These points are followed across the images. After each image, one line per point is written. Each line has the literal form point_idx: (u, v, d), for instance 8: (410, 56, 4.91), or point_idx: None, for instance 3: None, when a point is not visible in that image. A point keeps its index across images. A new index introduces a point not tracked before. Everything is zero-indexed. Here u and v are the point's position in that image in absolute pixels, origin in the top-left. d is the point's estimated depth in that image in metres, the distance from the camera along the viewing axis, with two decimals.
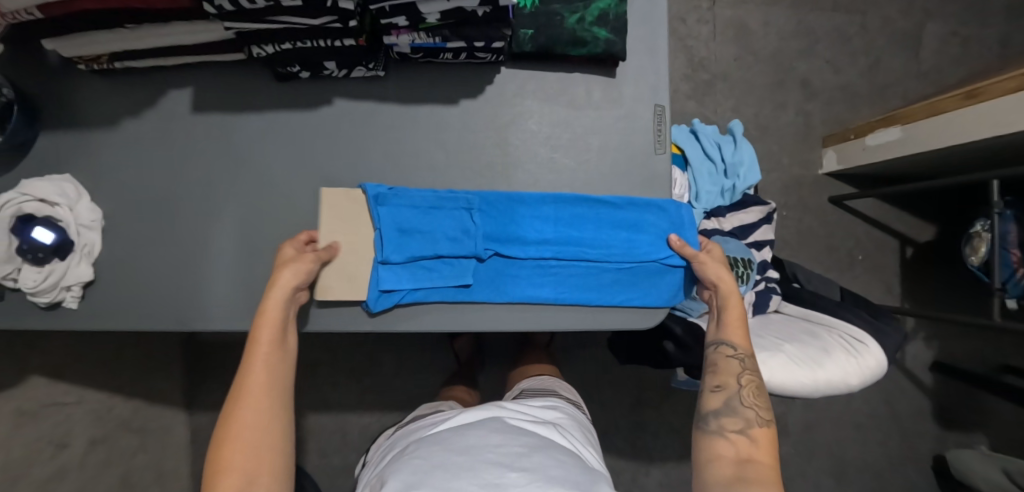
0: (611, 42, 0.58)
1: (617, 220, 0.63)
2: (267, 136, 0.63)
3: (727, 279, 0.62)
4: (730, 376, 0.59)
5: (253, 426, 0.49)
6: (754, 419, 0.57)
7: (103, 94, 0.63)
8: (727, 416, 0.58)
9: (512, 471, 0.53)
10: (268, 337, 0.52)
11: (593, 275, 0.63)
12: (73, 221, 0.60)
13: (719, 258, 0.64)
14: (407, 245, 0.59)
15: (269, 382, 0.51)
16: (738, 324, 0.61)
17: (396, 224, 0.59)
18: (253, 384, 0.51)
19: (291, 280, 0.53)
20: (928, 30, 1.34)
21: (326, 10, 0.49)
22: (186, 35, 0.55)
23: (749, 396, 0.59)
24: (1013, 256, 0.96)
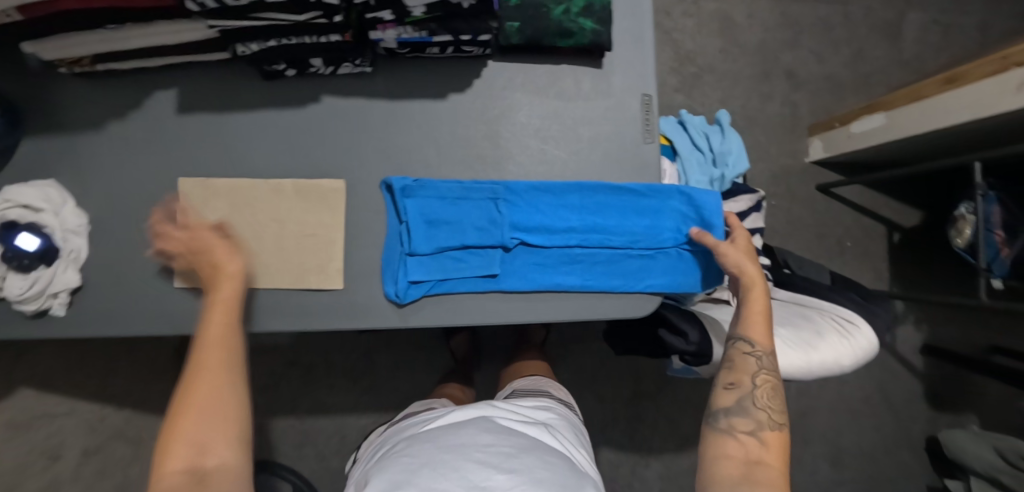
0: (597, 32, 0.59)
1: (641, 207, 0.63)
2: (255, 136, 0.62)
3: (750, 271, 0.61)
4: (746, 374, 0.60)
5: (206, 406, 0.50)
6: (765, 422, 0.57)
7: (85, 97, 0.63)
8: (738, 417, 0.58)
9: (499, 472, 0.53)
10: (223, 319, 0.54)
11: (618, 262, 0.63)
12: (59, 227, 0.60)
13: (742, 247, 0.64)
14: (436, 237, 0.60)
15: (221, 360, 0.53)
16: (756, 318, 0.61)
17: (425, 215, 0.60)
18: (207, 362, 0.52)
19: (236, 268, 0.56)
20: (909, 18, 1.36)
21: (312, 5, 0.48)
22: (169, 35, 0.55)
23: (761, 396, 0.59)
24: (997, 237, 0.99)
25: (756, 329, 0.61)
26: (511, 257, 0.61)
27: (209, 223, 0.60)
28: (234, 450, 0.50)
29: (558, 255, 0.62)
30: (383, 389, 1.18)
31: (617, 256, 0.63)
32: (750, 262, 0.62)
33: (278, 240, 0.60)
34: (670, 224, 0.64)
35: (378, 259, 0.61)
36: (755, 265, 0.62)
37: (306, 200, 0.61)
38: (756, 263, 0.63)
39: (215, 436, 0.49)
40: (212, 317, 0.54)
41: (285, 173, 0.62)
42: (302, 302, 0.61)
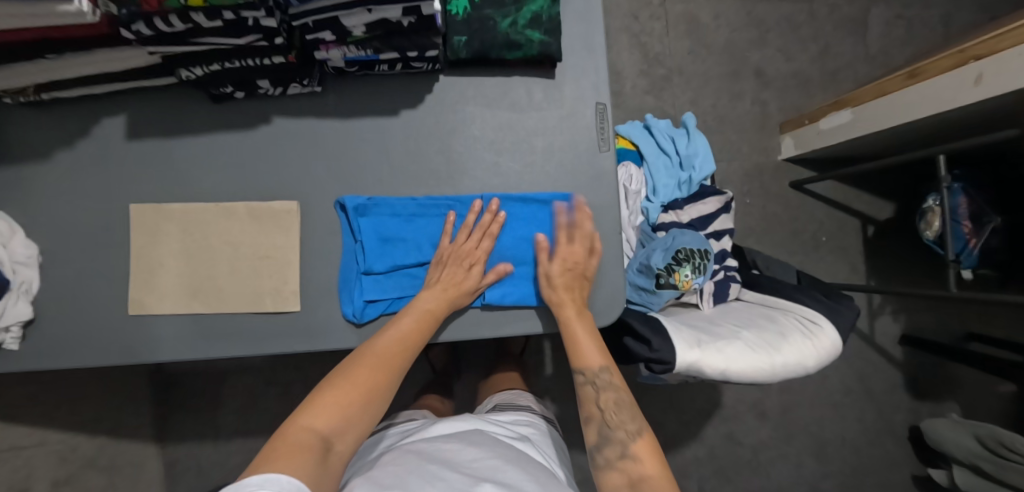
0: (546, 43, 0.59)
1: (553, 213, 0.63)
2: (208, 158, 0.61)
3: (560, 298, 0.60)
4: (591, 404, 0.62)
5: (365, 384, 0.54)
6: (626, 439, 0.59)
7: (30, 125, 0.61)
8: (606, 446, 0.59)
9: (487, 482, 0.52)
10: (421, 318, 0.58)
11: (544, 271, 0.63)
12: (8, 259, 0.58)
13: (567, 262, 0.60)
14: (392, 253, 0.62)
15: (398, 355, 0.56)
16: (583, 346, 0.60)
17: (380, 232, 0.61)
18: (386, 350, 0.56)
19: (462, 280, 0.59)
20: (873, 14, 1.37)
21: (250, 29, 0.48)
22: (110, 62, 0.54)
23: (612, 416, 0.61)
24: (965, 228, 0.99)
25: (587, 352, 0.61)
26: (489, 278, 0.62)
27: (167, 249, 0.60)
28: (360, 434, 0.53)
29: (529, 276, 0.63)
30: None
31: None
32: (565, 291, 0.60)
33: (241, 267, 0.60)
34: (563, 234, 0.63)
35: (333, 280, 0.62)
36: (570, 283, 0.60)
37: (261, 221, 0.61)
38: (573, 288, 0.60)
39: (352, 417, 0.52)
40: (412, 315, 0.58)
41: (238, 193, 0.61)
42: (260, 326, 0.61)
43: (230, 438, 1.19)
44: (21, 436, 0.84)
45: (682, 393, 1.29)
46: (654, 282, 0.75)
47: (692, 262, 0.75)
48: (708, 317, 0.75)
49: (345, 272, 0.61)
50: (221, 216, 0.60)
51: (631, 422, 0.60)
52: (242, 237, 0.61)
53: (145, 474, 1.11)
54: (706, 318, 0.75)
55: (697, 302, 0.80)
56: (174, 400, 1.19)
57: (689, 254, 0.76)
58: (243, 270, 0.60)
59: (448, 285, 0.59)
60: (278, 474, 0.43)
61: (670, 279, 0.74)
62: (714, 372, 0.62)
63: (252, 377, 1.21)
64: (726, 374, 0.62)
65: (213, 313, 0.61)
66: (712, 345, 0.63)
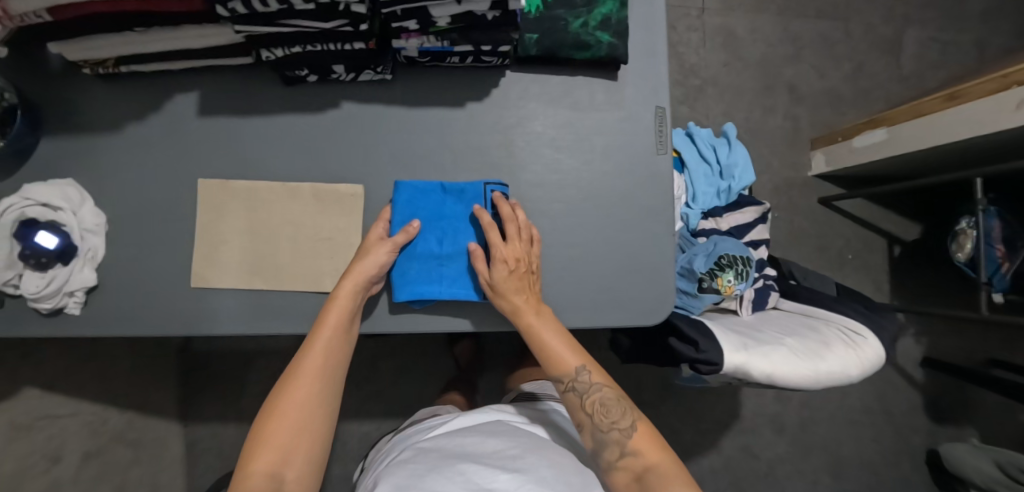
0: (614, 46, 0.60)
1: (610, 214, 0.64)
2: (276, 139, 0.63)
3: (514, 303, 0.58)
4: (580, 412, 0.61)
5: (299, 407, 0.54)
6: (622, 439, 0.58)
7: (105, 98, 0.63)
8: (605, 449, 0.58)
9: (503, 474, 0.54)
10: (333, 322, 0.57)
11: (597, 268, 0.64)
12: (78, 225, 0.60)
13: (511, 261, 0.58)
14: (447, 235, 0.62)
15: (323, 366, 0.56)
16: (553, 351, 0.60)
17: (438, 213, 0.62)
18: (313, 367, 0.56)
19: (369, 270, 0.57)
20: (908, 35, 1.38)
21: (339, 13, 0.49)
22: (195, 39, 0.56)
23: (601, 419, 0.59)
24: (998, 251, 1.00)
25: (562, 357, 0.60)
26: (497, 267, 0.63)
27: (231, 225, 0.62)
28: (317, 459, 0.54)
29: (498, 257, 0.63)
30: (387, 393, 1.18)
31: (613, 268, 0.64)
32: (516, 295, 0.59)
33: (303, 246, 0.62)
34: (614, 234, 0.64)
35: None
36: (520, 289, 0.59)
37: (324, 204, 0.62)
38: (523, 289, 0.59)
39: (293, 445, 0.52)
40: (324, 322, 0.57)
41: (304, 174, 0.63)
42: (317, 305, 0.62)
43: (253, 421, 1.20)
44: (55, 406, 0.85)
45: (702, 402, 1.29)
46: (697, 285, 0.76)
47: (735, 268, 0.76)
48: (749, 323, 0.76)
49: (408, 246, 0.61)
50: (285, 196, 0.62)
51: (622, 419, 0.59)
52: (304, 217, 0.62)
53: (168, 452, 1.12)
54: (746, 323, 0.75)
55: (736, 308, 0.80)
56: (199, 380, 1.20)
57: (731, 260, 0.77)
58: (305, 251, 0.62)
59: (354, 281, 0.57)
60: None
61: (713, 284, 0.75)
62: (761, 375, 0.63)
63: (277, 362, 1.22)
64: (771, 378, 0.63)
65: (272, 290, 0.62)
66: (758, 349, 0.64)
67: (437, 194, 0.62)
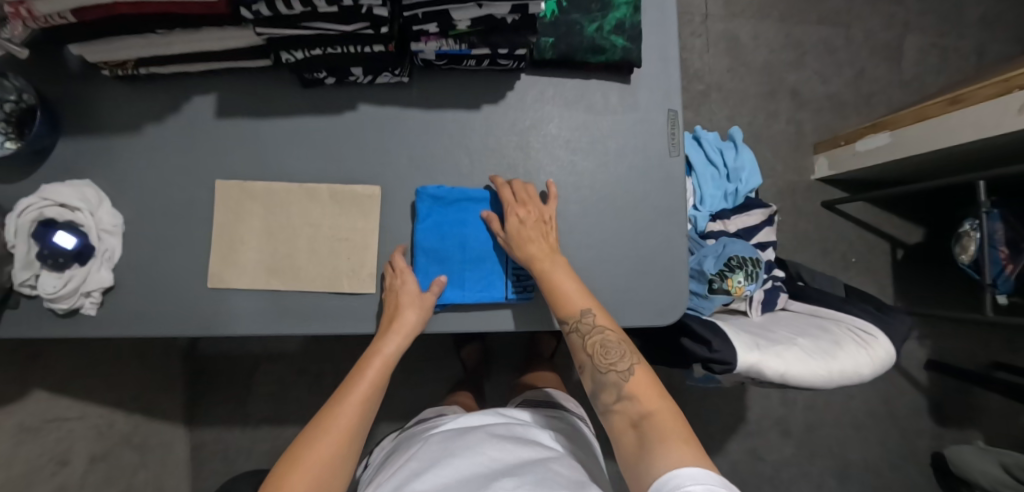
0: (628, 50, 0.61)
1: (625, 215, 0.65)
2: (293, 140, 0.63)
3: (530, 253, 0.59)
4: (580, 353, 0.60)
5: (331, 449, 0.54)
6: (619, 381, 0.57)
7: (125, 100, 0.64)
8: (603, 391, 0.59)
9: (503, 475, 0.53)
10: (373, 375, 0.60)
11: (612, 269, 0.64)
12: (95, 226, 0.61)
13: (521, 215, 0.60)
14: (468, 242, 0.63)
15: (361, 407, 0.58)
16: (560, 289, 0.59)
17: (461, 220, 0.63)
18: (349, 412, 0.57)
19: (416, 323, 0.59)
20: (909, 41, 1.40)
21: (360, 16, 0.50)
22: (216, 41, 0.56)
23: (600, 360, 0.59)
24: (1001, 253, 1.01)
25: (568, 296, 0.59)
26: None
27: (250, 226, 0.62)
28: None
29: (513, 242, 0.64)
30: (393, 397, 1.18)
31: (629, 269, 0.64)
32: (529, 246, 0.59)
33: (320, 247, 0.62)
34: (630, 236, 0.65)
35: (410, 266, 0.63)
36: (534, 239, 0.60)
37: (341, 205, 0.62)
38: (537, 238, 0.60)
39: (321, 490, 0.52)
40: (369, 368, 0.60)
41: (321, 176, 0.63)
42: (335, 306, 0.63)
43: (259, 424, 1.20)
44: (64, 408, 0.85)
45: (709, 405, 1.30)
46: (708, 286, 0.77)
47: (744, 269, 0.76)
48: (760, 324, 0.76)
49: (421, 255, 0.62)
50: (303, 198, 0.62)
51: (621, 362, 0.58)
52: (323, 218, 0.62)
53: (173, 456, 1.11)
54: (757, 324, 0.76)
55: (745, 309, 0.81)
56: (206, 383, 1.20)
57: (740, 261, 0.77)
58: (323, 251, 0.62)
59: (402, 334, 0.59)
60: None
61: (724, 284, 0.76)
62: (774, 375, 0.63)
63: (284, 365, 1.22)
64: (785, 377, 0.63)
65: (289, 291, 0.62)
66: (771, 349, 0.64)
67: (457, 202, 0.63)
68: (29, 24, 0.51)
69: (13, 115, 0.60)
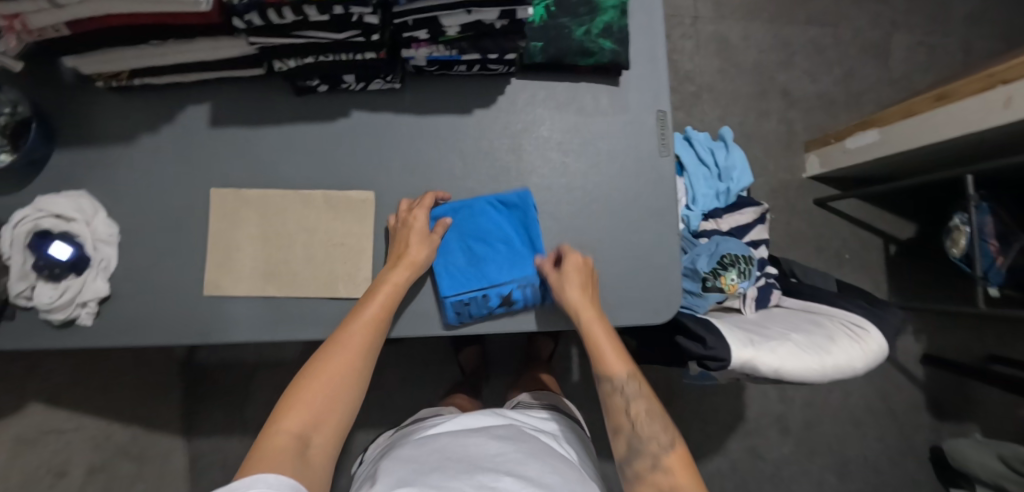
0: (616, 52, 0.62)
1: (617, 215, 0.66)
2: (287, 147, 0.64)
3: (580, 307, 0.59)
4: (620, 414, 0.62)
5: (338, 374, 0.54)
6: (658, 452, 0.59)
7: (120, 110, 0.65)
8: (636, 460, 0.59)
9: (509, 476, 0.54)
10: (381, 302, 0.58)
11: (605, 270, 0.65)
12: (90, 236, 0.61)
13: (571, 267, 0.60)
14: (494, 242, 0.64)
15: (366, 339, 0.56)
16: (602, 347, 0.61)
17: (507, 237, 0.64)
18: (355, 337, 0.56)
19: (424, 256, 0.60)
20: (896, 40, 1.42)
21: (352, 25, 0.51)
22: (210, 51, 0.57)
23: (641, 427, 0.61)
24: (991, 246, 1.02)
25: (610, 356, 0.61)
26: (511, 307, 0.63)
27: (245, 233, 0.63)
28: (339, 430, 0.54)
29: (531, 289, 0.63)
30: (392, 402, 1.18)
31: (622, 270, 0.65)
32: (575, 291, 0.59)
33: (315, 253, 0.63)
34: (623, 236, 0.66)
35: None
36: (585, 292, 0.60)
37: (336, 210, 0.63)
38: (584, 286, 0.60)
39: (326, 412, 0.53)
40: (374, 299, 0.58)
41: (316, 182, 0.64)
42: (330, 311, 0.63)
43: (258, 433, 1.20)
44: (61, 420, 0.85)
45: (707, 404, 1.30)
46: (701, 285, 0.77)
47: (737, 267, 0.78)
48: (754, 321, 0.77)
49: (465, 208, 0.64)
50: (297, 204, 0.63)
51: (660, 435, 0.60)
52: (317, 224, 0.63)
53: (172, 467, 1.11)
54: (752, 321, 0.76)
55: (739, 307, 0.81)
56: (204, 393, 1.20)
57: (733, 259, 0.78)
58: (318, 257, 0.63)
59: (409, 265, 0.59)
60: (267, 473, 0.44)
61: (717, 282, 0.77)
62: (769, 370, 0.63)
63: (282, 373, 1.22)
64: (779, 372, 0.63)
65: (285, 297, 0.63)
66: (766, 345, 0.65)
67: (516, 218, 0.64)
68: (24, 37, 0.52)
69: (8, 127, 0.61)
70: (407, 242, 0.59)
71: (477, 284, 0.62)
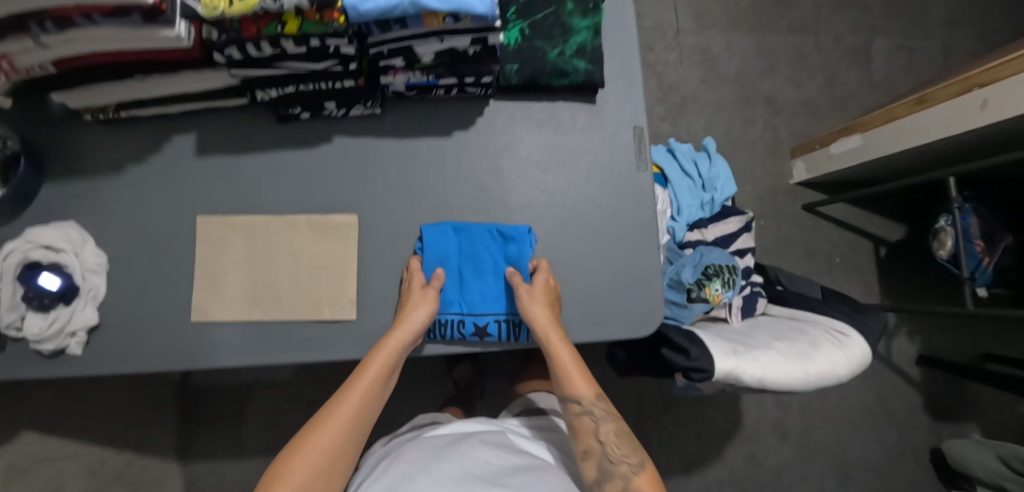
0: (590, 72, 0.63)
1: (596, 232, 0.67)
2: (271, 174, 0.65)
3: (542, 323, 0.59)
4: (589, 437, 0.64)
5: (327, 447, 0.57)
6: (628, 473, 0.61)
7: (106, 142, 0.66)
8: (607, 481, 0.61)
9: (495, 486, 0.54)
10: (374, 372, 0.59)
11: (585, 289, 0.66)
12: (79, 266, 0.62)
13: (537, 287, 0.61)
14: (481, 265, 0.65)
15: (355, 412, 0.59)
16: (569, 373, 0.63)
17: (496, 264, 0.65)
18: (346, 410, 0.59)
19: (420, 321, 0.59)
20: (876, 45, 1.44)
21: (329, 55, 0.53)
22: (193, 83, 0.58)
23: (612, 449, 0.63)
24: (977, 247, 1.02)
25: (577, 381, 0.65)
26: (484, 339, 0.65)
27: (232, 258, 0.64)
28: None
29: (505, 325, 0.65)
30: (388, 419, 1.17)
31: (601, 288, 0.66)
32: (539, 308, 0.60)
33: (299, 276, 0.63)
34: (601, 253, 0.66)
35: (389, 291, 0.65)
36: (549, 311, 0.60)
37: (321, 234, 0.64)
38: (549, 307, 0.60)
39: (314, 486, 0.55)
40: (369, 371, 0.59)
41: (300, 207, 0.65)
42: (315, 334, 0.63)
43: (255, 454, 1.20)
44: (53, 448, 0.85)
45: (705, 412, 1.30)
46: (686, 296, 0.79)
47: (722, 277, 0.79)
48: (740, 330, 0.78)
49: (465, 231, 0.65)
50: (283, 228, 0.64)
51: (631, 456, 0.63)
52: (302, 248, 0.64)
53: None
54: (737, 330, 0.77)
55: (726, 316, 0.82)
56: (199, 415, 1.20)
57: (718, 268, 0.79)
58: (303, 281, 0.63)
59: (405, 333, 0.59)
60: None
61: (702, 293, 0.78)
62: (753, 380, 0.64)
63: (278, 393, 1.22)
64: (762, 381, 0.64)
65: (271, 321, 0.63)
66: (748, 354, 0.65)
67: (505, 244, 0.65)
68: (11, 76, 0.54)
69: None
70: (412, 304, 0.60)
71: (456, 307, 0.64)
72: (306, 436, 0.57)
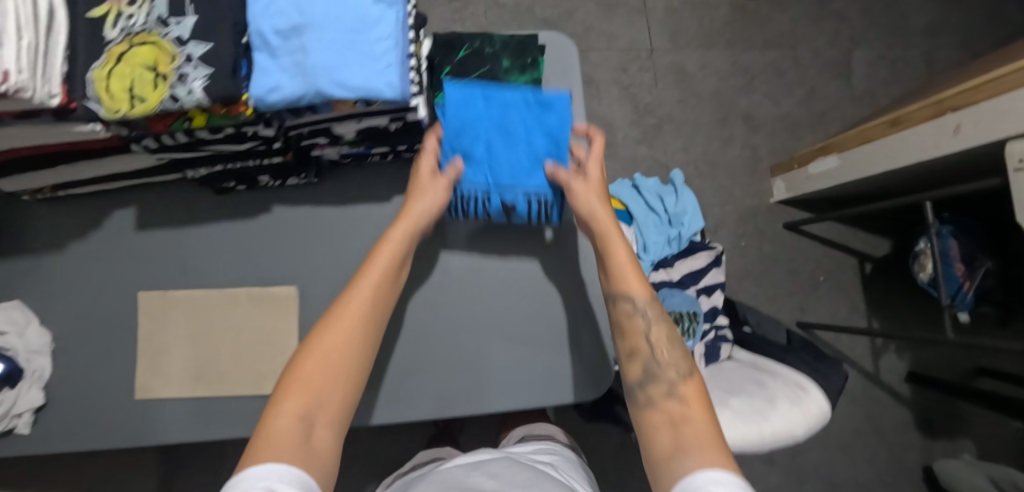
0: None
1: (539, 293, 0.67)
2: (211, 247, 0.65)
3: (587, 212, 0.58)
4: (638, 338, 0.56)
5: (338, 347, 0.52)
6: (675, 379, 0.55)
7: (46, 219, 0.65)
8: (651, 384, 0.55)
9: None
10: (383, 264, 0.55)
11: (532, 351, 0.66)
12: (23, 348, 0.62)
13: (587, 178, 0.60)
14: (512, 133, 0.59)
15: (365, 311, 0.53)
16: (622, 263, 0.57)
17: (527, 131, 0.59)
18: (356, 307, 0.53)
19: (426, 213, 0.58)
20: (857, 57, 1.41)
21: (248, 138, 0.52)
22: (123, 165, 0.58)
23: (660, 352, 0.57)
24: (958, 270, 0.99)
25: (628, 275, 0.57)
26: (511, 216, 0.62)
27: (172, 334, 0.63)
28: (344, 407, 0.51)
29: (538, 203, 0.61)
30: (366, 458, 1.17)
31: (546, 352, 0.66)
32: (597, 202, 0.59)
33: (240, 350, 0.63)
34: (545, 315, 0.67)
35: None
36: (605, 206, 0.59)
37: (261, 308, 0.64)
38: (600, 201, 0.59)
39: (329, 394, 0.50)
40: (384, 250, 0.56)
41: (241, 280, 0.65)
42: (259, 409, 0.63)
43: None
44: None
45: None
46: None
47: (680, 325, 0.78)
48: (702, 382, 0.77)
49: (496, 98, 0.59)
50: (224, 303, 0.64)
51: (679, 364, 0.56)
52: (243, 322, 0.64)
53: None
54: None
55: None
56: None
57: (677, 316, 0.79)
58: (244, 356, 0.63)
59: (411, 224, 0.57)
60: (266, 466, 0.43)
61: None
62: None
63: None
64: None
65: (213, 396, 0.63)
66: None
67: (542, 114, 0.59)
68: None
69: None
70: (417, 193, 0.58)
71: (483, 179, 0.60)
72: (317, 335, 0.52)
